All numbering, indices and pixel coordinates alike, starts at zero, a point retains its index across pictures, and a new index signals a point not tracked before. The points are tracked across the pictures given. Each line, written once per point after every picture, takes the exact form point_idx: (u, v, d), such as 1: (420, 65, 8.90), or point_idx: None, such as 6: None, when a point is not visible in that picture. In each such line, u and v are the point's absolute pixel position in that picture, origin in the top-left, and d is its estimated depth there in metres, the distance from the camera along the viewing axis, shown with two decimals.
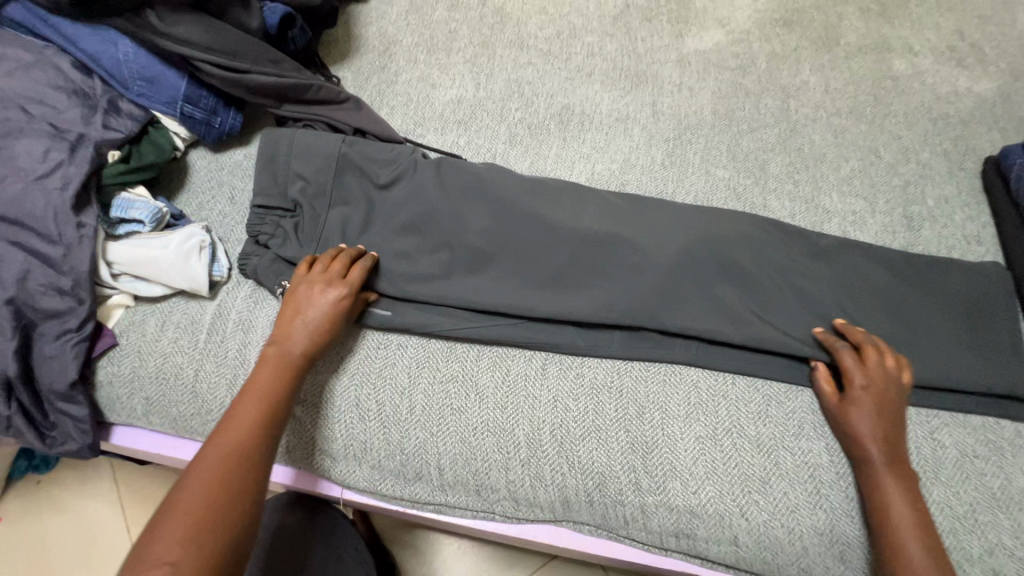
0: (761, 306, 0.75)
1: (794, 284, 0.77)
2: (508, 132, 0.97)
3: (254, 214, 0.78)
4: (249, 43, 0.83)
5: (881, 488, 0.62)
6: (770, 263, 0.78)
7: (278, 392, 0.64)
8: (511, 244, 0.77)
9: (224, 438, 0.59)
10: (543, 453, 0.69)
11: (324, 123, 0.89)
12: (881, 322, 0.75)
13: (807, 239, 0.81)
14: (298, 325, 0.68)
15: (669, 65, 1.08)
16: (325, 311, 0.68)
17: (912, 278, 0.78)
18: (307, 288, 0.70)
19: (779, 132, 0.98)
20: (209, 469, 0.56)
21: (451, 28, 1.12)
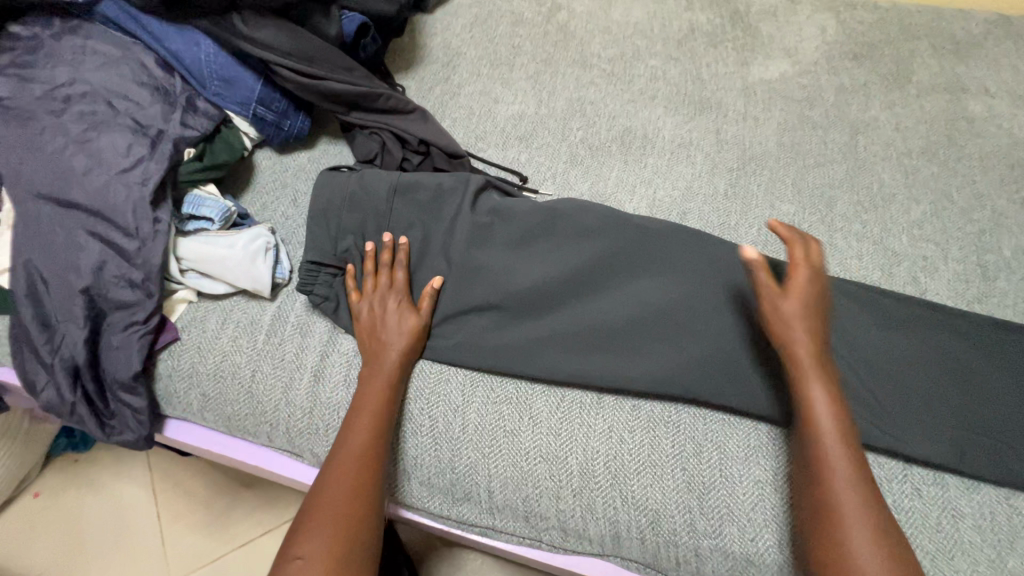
0: (823, 375, 0.73)
1: (860, 353, 0.75)
2: (569, 152, 0.96)
3: (305, 271, 0.77)
4: (324, 51, 0.84)
5: (819, 420, 0.60)
6: (835, 333, 0.76)
7: (388, 404, 0.67)
8: (570, 299, 0.76)
9: (347, 451, 0.63)
10: (596, 485, 0.68)
11: (390, 132, 0.89)
12: (951, 388, 0.72)
13: (873, 296, 0.79)
14: (388, 341, 0.71)
15: (733, 92, 1.06)
16: (413, 324, 0.72)
17: (992, 350, 0.74)
18: (381, 306, 0.73)
19: (846, 169, 0.95)
20: (338, 486, 0.61)
21: (514, 43, 1.12)
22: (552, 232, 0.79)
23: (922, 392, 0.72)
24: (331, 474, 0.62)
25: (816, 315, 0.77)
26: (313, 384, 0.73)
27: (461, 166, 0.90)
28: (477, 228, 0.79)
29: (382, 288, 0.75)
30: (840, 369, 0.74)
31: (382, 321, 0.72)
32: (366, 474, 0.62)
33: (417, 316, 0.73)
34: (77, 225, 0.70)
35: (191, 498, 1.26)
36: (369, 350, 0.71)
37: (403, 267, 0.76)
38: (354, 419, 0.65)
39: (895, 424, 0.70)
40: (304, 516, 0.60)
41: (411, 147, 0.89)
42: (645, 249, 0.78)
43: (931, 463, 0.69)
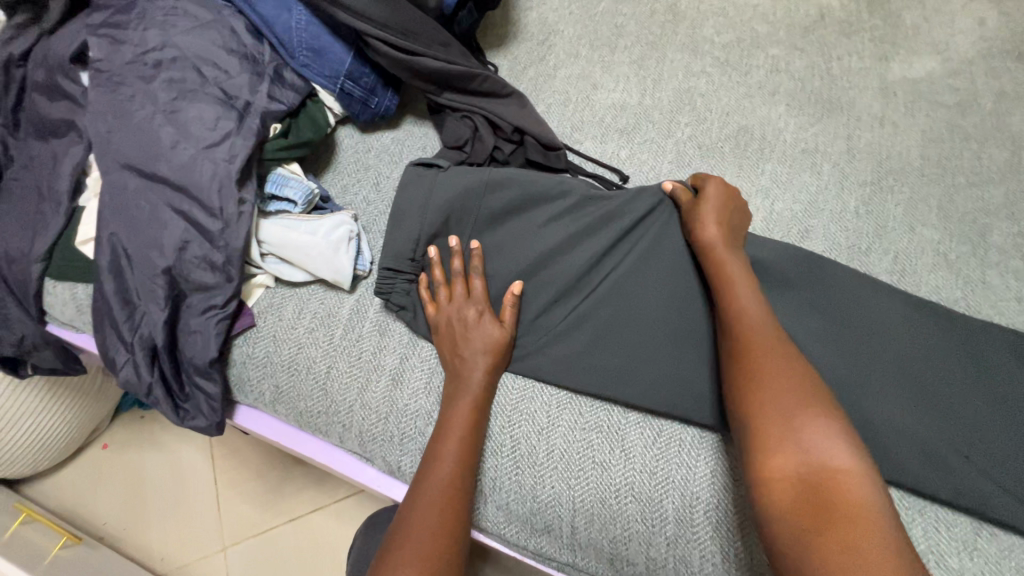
0: (967, 442, 0.63)
1: (1023, 425, 0.63)
2: (675, 150, 0.87)
3: (382, 276, 0.71)
4: (423, 24, 0.77)
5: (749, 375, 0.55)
6: (989, 398, 0.64)
7: (472, 429, 0.63)
8: (671, 331, 0.67)
9: (433, 490, 0.58)
10: (694, 536, 0.60)
11: (483, 117, 0.82)
12: None
13: None
14: (467, 359, 0.66)
15: (869, 92, 0.93)
16: (496, 336, 0.67)
17: None
18: (459, 317, 0.68)
19: (1007, 192, 0.81)
20: (425, 529, 0.56)
21: (618, 22, 1.02)
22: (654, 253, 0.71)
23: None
24: (418, 510, 0.57)
25: (968, 374, 0.66)
26: (390, 388, 0.68)
27: (557, 159, 0.82)
28: (569, 233, 0.73)
29: (459, 298, 0.69)
30: (991, 438, 0.63)
31: (466, 334, 0.67)
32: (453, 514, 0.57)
33: (502, 330, 0.67)
34: (162, 200, 0.67)
35: (246, 468, 1.27)
36: (452, 367, 0.66)
37: (480, 274, 0.70)
38: (439, 453, 0.61)
39: None
40: (387, 554, 0.55)
41: (505, 135, 0.82)
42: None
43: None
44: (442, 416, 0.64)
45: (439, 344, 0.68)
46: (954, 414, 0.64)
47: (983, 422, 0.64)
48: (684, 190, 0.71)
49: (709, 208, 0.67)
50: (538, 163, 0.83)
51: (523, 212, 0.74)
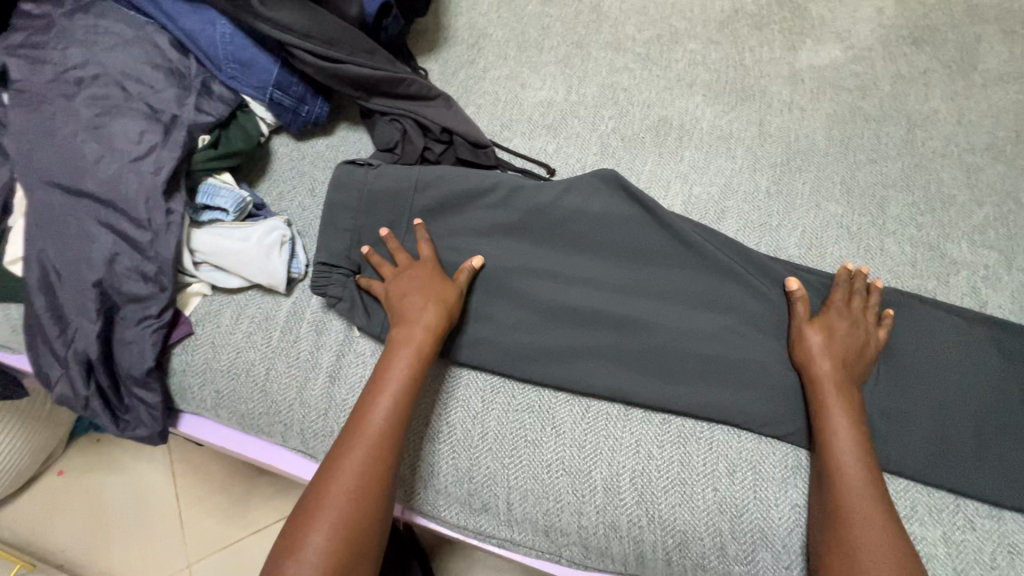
0: (879, 402, 0.67)
1: (927, 382, 0.68)
2: (600, 142, 0.91)
3: (317, 270, 0.74)
4: (346, 32, 0.80)
5: (842, 483, 0.59)
6: (898, 358, 0.69)
7: (413, 379, 0.64)
8: (608, 315, 0.72)
9: (357, 454, 0.59)
10: (620, 502, 0.64)
11: (411, 119, 0.85)
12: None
13: (944, 314, 0.71)
14: (411, 315, 0.67)
15: (779, 79, 0.99)
16: (441, 300, 0.69)
17: None
18: (408, 281, 0.70)
19: (902, 166, 0.88)
20: (343, 490, 0.57)
21: (544, 24, 1.06)
22: (587, 240, 0.76)
23: (994, 426, 0.65)
24: (338, 472, 0.58)
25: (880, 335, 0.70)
26: (328, 385, 0.70)
27: (485, 156, 0.86)
28: (496, 226, 0.76)
29: (407, 263, 0.72)
30: (899, 395, 0.67)
31: (411, 292, 0.69)
32: (370, 478, 0.58)
33: (450, 288, 0.70)
34: (89, 215, 0.68)
35: (209, 482, 1.27)
36: (398, 314, 0.68)
37: (426, 241, 0.73)
38: (366, 414, 0.61)
39: (959, 463, 0.64)
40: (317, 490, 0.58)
41: (434, 135, 0.85)
42: (654, 248, 0.75)
43: (1002, 496, 0.62)
44: (377, 371, 0.65)
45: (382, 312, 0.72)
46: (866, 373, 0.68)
47: (895, 383, 0.68)
48: (804, 305, 0.69)
49: (837, 332, 0.67)
50: (468, 161, 0.86)
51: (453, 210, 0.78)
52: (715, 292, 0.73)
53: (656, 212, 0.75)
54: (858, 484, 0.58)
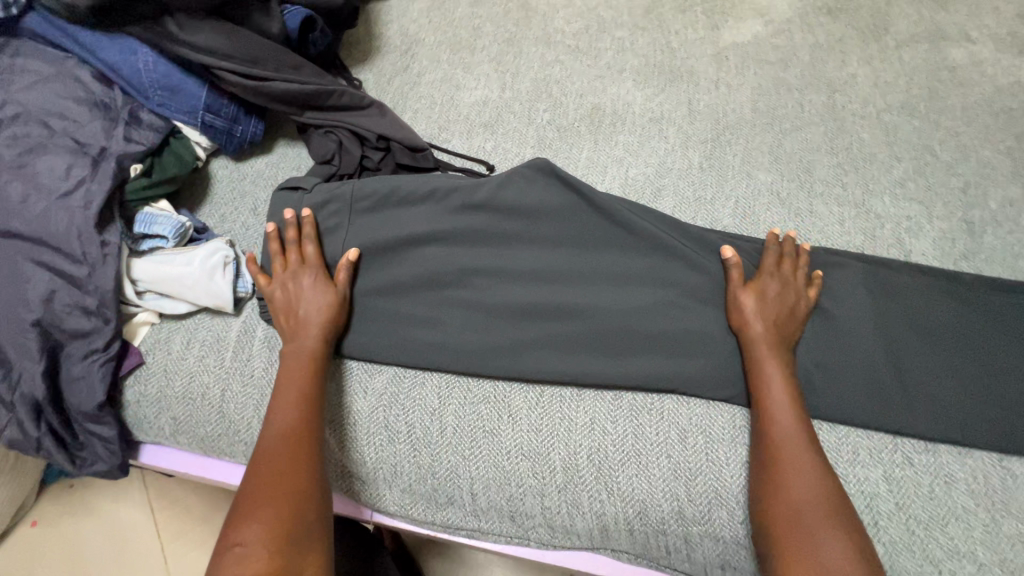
0: (815, 357, 0.70)
1: (858, 331, 0.71)
2: (537, 135, 0.93)
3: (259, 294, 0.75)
4: (268, 49, 0.81)
5: (782, 441, 0.62)
6: (832, 312, 0.72)
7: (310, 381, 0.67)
8: (554, 300, 0.74)
9: (269, 444, 0.62)
10: (580, 479, 0.66)
11: (346, 129, 0.86)
12: (951, 362, 0.69)
13: (867, 268, 0.75)
14: (296, 320, 0.71)
15: (705, 59, 1.02)
16: (327, 301, 0.72)
17: (996, 321, 0.71)
18: (287, 285, 0.73)
19: (825, 131, 0.92)
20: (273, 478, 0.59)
21: (475, 25, 1.08)
22: (526, 233, 0.78)
23: (926, 370, 0.69)
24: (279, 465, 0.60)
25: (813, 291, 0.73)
26: None
27: (423, 160, 0.87)
28: (439, 227, 0.78)
29: (292, 267, 0.74)
30: (833, 347, 0.70)
31: (301, 300, 0.72)
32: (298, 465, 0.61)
33: (334, 289, 0.73)
34: (23, 255, 0.68)
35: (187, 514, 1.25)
36: (285, 328, 0.71)
37: (311, 241, 0.75)
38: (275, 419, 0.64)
39: (891, 405, 0.67)
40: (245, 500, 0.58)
41: (370, 144, 0.86)
42: (594, 234, 0.78)
43: (935, 432, 0.66)
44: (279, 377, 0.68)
45: (281, 327, 0.72)
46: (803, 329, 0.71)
47: (832, 338, 0.71)
48: (738, 271, 0.72)
49: (770, 296, 0.70)
50: (407, 165, 0.87)
51: (395, 215, 0.79)
52: (657, 270, 0.75)
53: (594, 199, 0.78)
54: (791, 428, 0.62)
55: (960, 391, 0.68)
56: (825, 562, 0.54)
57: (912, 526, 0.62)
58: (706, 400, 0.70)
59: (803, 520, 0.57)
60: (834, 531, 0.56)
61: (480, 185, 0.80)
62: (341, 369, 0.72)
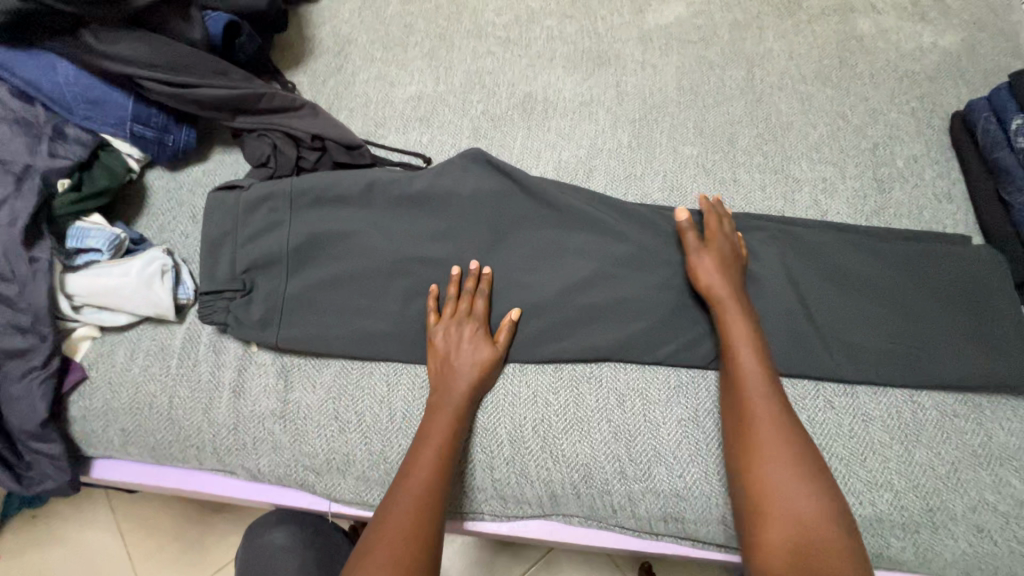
0: None
1: (779, 287, 0.75)
2: (471, 126, 0.96)
3: (202, 301, 0.74)
4: (193, 57, 0.80)
5: (754, 396, 0.64)
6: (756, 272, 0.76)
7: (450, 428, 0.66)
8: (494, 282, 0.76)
9: (415, 481, 0.62)
10: (527, 450, 0.69)
11: (280, 132, 0.86)
12: (864, 310, 0.74)
13: (783, 230, 0.80)
14: (449, 370, 0.70)
15: (631, 42, 1.05)
16: (487, 355, 0.71)
17: (901, 270, 0.77)
18: (446, 336, 0.72)
19: (745, 104, 0.97)
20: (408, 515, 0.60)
21: (407, 22, 1.10)
22: (463, 219, 0.80)
23: (843, 319, 0.74)
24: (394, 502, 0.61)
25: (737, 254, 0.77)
26: (234, 400, 0.72)
27: (361, 157, 0.89)
28: (378, 220, 0.80)
29: (462, 314, 0.73)
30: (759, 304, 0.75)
31: (454, 351, 0.71)
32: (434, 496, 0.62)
33: (494, 349, 0.72)
34: None
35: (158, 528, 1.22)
36: (438, 378, 0.70)
37: (485, 296, 0.74)
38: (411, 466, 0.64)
39: (812, 354, 0.72)
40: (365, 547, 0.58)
41: (306, 144, 0.87)
42: (530, 216, 0.80)
43: (852, 374, 0.71)
44: (420, 430, 0.67)
45: (431, 374, 0.71)
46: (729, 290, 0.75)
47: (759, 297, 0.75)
48: (700, 252, 0.73)
49: (731, 272, 0.71)
50: (345, 163, 0.89)
51: (332, 212, 0.80)
52: (591, 246, 0.78)
53: (526, 184, 0.80)
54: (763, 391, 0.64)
55: (875, 335, 0.73)
56: (795, 515, 0.56)
57: (833, 463, 0.67)
58: (640, 365, 0.74)
59: (773, 468, 0.59)
60: (803, 486, 0.58)
61: (416, 177, 0.81)
62: (289, 366, 0.74)
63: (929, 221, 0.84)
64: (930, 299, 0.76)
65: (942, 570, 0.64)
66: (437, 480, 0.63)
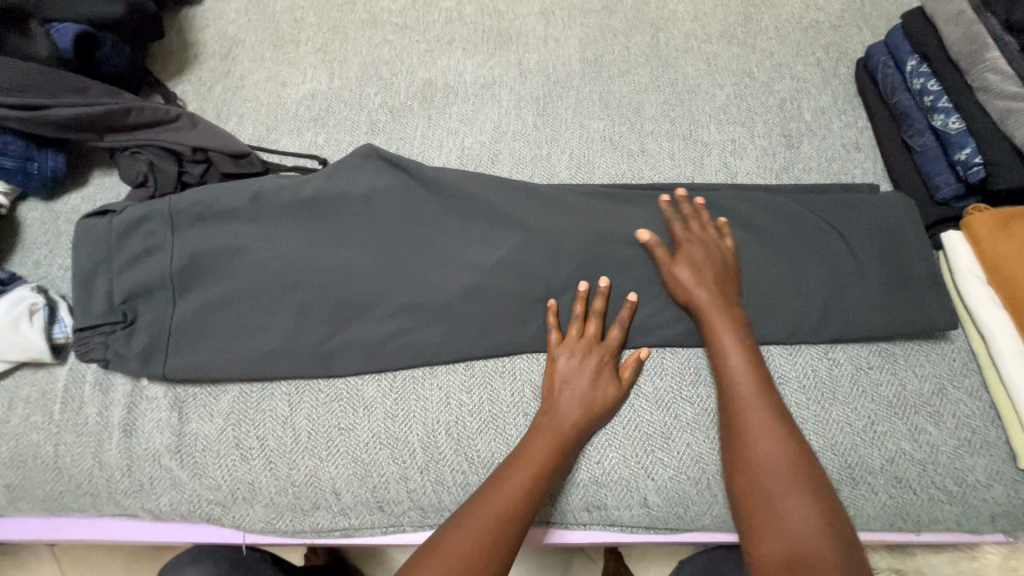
0: (655, 289, 0.72)
1: None
2: (369, 120, 0.91)
3: (77, 338, 0.68)
4: (38, 75, 0.75)
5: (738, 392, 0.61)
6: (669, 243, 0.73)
7: (554, 449, 0.63)
8: (397, 283, 0.72)
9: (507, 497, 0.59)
10: (441, 456, 0.66)
11: (155, 147, 0.80)
12: (781, 267, 0.72)
13: (692, 195, 0.77)
14: (572, 391, 0.66)
15: (532, 17, 1.00)
16: (597, 368, 0.67)
17: (816, 223, 0.74)
18: (571, 352, 0.68)
19: (651, 70, 0.93)
20: (459, 541, 0.55)
21: (296, 17, 1.03)
22: (359, 219, 0.75)
23: (764, 284, 0.71)
24: (454, 525, 0.57)
25: (647, 225, 0.74)
26: (125, 440, 0.67)
27: (250, 165, 0.83)
28: (265, 231, 0.74)
29: (590, 339, 0.68)
30: None
31: (582, 369, 0.67)
32: (512, 515, 0.57)
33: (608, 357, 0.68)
34: None
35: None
36: (553, 396, 0.66)
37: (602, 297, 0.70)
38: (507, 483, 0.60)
39: None
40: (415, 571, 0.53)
41: (187, 158, 0.80)
42: (428, 211, 0.76)
43: (768, 337, 0.70)
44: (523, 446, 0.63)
45: (546, 394, 0.67)
46: (640, 265, 0.73)
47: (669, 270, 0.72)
48: (661, 249, 0.71)
49: (700, 263, 0.69)
50: (233, 174, 0.83)
51: (214, 228, 0.74)
52: (494, 234, 0.74)
53: (420, 177, 0.76)
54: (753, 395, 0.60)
55: (790, 299, 0.71)
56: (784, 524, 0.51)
57: None
58: None
59: (763, 480, 0.54)
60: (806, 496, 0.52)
61: (305, 180, 0.76)
62: (183, 396, 0.69)
63: (837, 172, 0.83)
64: (850, 251, 0.73)
65: (866, 526, 0.64)
66: (524, 501, 0.59)
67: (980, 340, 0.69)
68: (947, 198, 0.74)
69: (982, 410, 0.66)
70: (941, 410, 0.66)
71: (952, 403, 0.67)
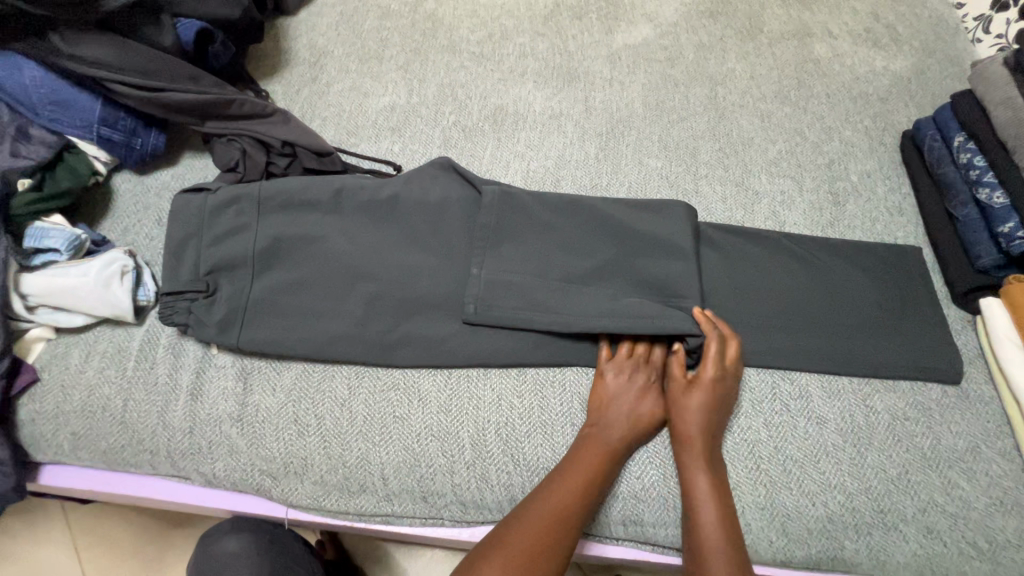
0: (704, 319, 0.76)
1: (742, 294, 0.78)
2: (442, 136, 0.98)
3: (163, 302, 0.73)
4: (161, 60, 0.81)
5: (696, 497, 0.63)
6: (720, 279, 0.79)
7: (602, 463, 0.65)
8: (460, 286, 0.76)
9: (554, 502, 0.62)
10: (488, 454, 0.69)
11: (250, 137, 0.86)
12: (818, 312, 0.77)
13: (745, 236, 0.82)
14: (617, 411, 0.69)
15: (599, 60, 1.07)
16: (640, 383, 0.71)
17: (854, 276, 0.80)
18: (616, 374, 0.71)
19: (708, 120, 1.00)
20: (520, 543, 0.59)
21: (382, 36, 1.12)
22: (434, 222, 0.80)
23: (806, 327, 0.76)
24: (509, 532, 0.60)
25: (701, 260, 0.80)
26: (190, 403, 0.71)
27: (331, 164, 0.89)
28: (345, 225, 0.79)
29: (639, 357, 0.73)
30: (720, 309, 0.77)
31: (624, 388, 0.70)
32: (562, 527, 0.61)
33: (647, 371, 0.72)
34: None
35: (108, 539, 1.08)
36: (598, 410, 0.69)
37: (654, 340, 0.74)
38: (558, 490, 0.63)
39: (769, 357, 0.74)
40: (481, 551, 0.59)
41: (276, 150, 0.87)
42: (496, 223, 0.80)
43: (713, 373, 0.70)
44: (572, 452, 0.67)
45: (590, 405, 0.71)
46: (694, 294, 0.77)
47: (714, 306, 0.77)
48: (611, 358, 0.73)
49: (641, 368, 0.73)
50: (315, 170, 0.89)
51: (298, 218, 0.79)
52: (558, 249, 0.79)
53: (488, 196, 0.80)
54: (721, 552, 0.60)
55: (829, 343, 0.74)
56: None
57: (787, 466, 0.69)
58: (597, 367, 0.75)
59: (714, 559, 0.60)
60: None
61: (387, 181, 0.82)
62: (249, 368, 0.73)
63: (881, 232, 0.87)
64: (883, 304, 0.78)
65: (895, 573, 0.65)
66: (576, 509, 0.62)
67: (1014, 405, 0.72)
68: (987, 266, 0.78)
69: (1015, 473, 0.68)
70: (974, 467, 0.68)
71: (985, 461, 0.69)
